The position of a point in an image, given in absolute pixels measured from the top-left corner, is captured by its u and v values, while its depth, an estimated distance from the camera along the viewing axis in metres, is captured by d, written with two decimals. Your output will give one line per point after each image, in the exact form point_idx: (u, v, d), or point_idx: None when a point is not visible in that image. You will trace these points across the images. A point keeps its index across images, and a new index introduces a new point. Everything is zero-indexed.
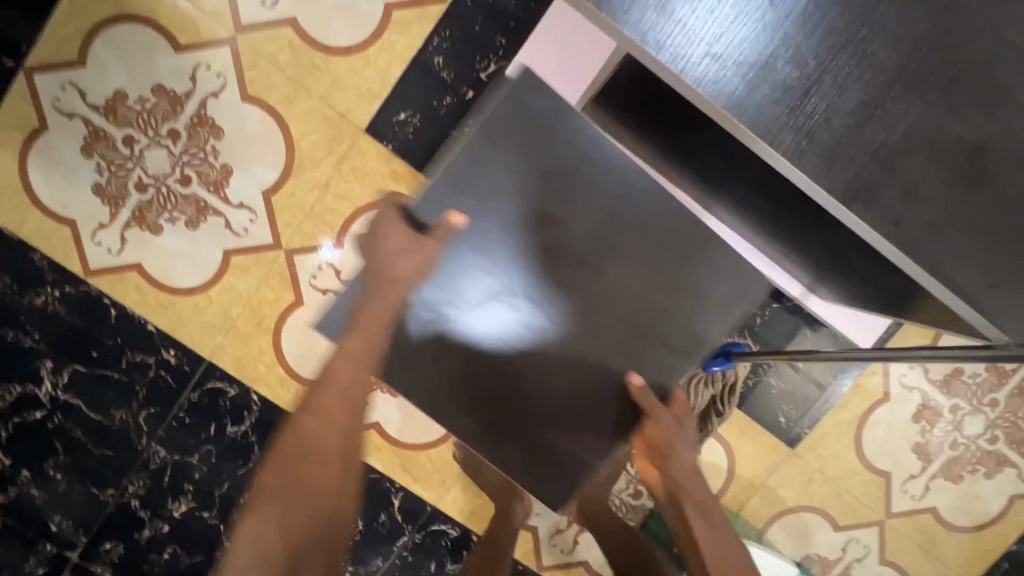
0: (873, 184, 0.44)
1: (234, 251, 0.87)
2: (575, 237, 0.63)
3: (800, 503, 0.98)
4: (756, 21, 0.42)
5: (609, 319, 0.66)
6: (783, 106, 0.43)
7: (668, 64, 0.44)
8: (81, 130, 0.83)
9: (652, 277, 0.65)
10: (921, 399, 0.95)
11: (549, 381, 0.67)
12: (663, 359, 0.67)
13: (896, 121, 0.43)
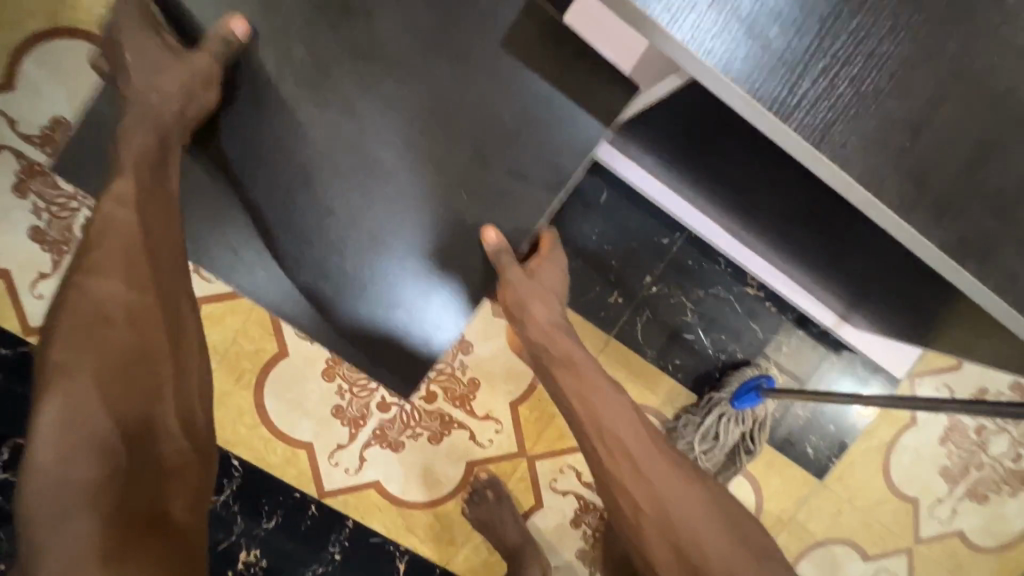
0: (989, 238, 0.37)
1: (203, 299, 0.77)
2: (388, 42, 0.53)
3: (829, 536, 0.93)
4: (856, 49, 0.35)
5: (443, 145, 0.55)
6: (888, 149, 0.36)
7: (752, 97, 0.36)
8: (13, 166, 0.71)
9: (481, 82, 0.54)
10: (947, 421, 0.92)
11: (379, 224, 0.56)
12: (511, 191, 0.56)
13: (1014, 166, 0.37)
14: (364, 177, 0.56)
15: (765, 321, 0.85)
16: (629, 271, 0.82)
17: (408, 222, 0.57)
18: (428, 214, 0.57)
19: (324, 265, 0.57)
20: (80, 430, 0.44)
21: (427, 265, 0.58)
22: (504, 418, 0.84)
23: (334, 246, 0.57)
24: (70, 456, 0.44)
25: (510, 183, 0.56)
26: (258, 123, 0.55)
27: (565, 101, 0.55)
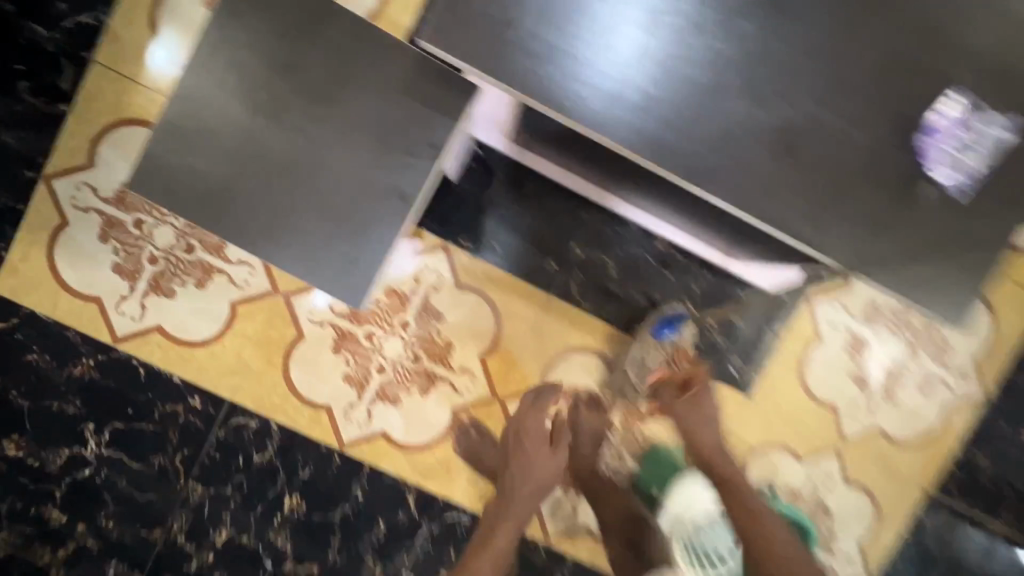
0: (710, 165, 0.62)
1: (239, 301, 1.01)
2: (306, 57, 0.64)
3: (764, 444, 1.11)
4: (597, 69, 0.61)
5: (355, 127, 0.65)
6: (631, 122, 0.62)
7: (546, 105, 0.61)
8: (97, 221, 0.98)
9: (385, 82, 0.64)
10: (848, 334, 1.10)
11: (312, 189, 0.66)
12: (410, 160, 0.66)
13: (708, 120, 0.62)
14: (297, 153, 0.65)
15: (674, 269, 1.06)
16: (559, 241, 1.04)
17: (337, 185, 0.66)
18: (351, 180, 0.66)
19: (265, 221, 0.66)
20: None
21: (357, 225, 0.66)
22: (477, 370, 1.06)
23: (276, 211, 0.66)
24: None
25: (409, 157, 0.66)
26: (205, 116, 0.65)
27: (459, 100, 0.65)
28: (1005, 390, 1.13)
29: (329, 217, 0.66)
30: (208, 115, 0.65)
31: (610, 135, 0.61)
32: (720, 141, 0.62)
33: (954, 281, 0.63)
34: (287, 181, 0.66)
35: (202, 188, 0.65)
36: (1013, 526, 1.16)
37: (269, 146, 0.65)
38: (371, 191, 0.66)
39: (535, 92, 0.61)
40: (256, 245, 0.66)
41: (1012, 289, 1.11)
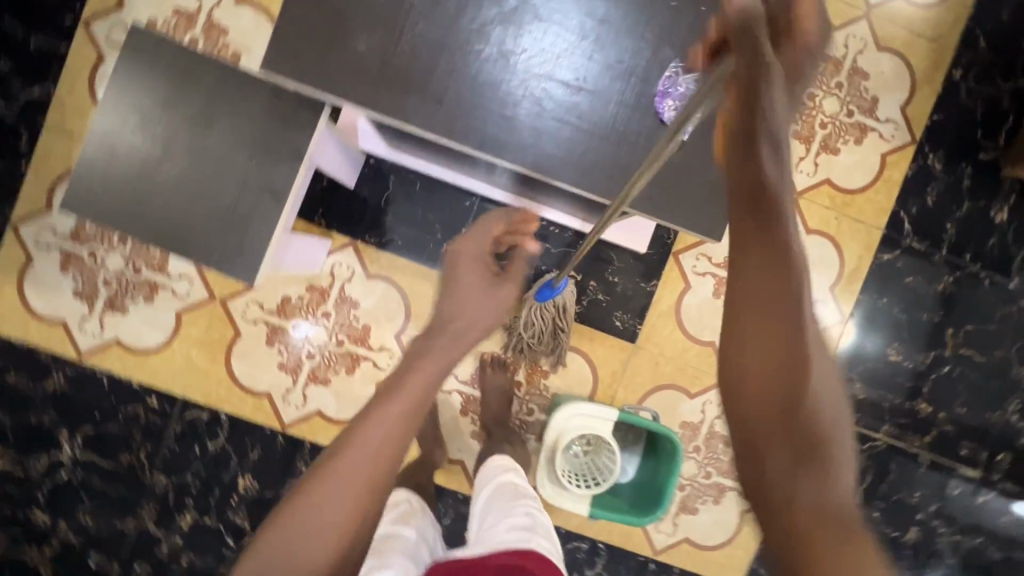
0: (495, 139, 0.78)
1: (183, 310, 1.19)
2: (194, 103, 0.84)
3: (658, 385, 1.26)
4: (394, 72, 0.77)
5: (233, 148, 0.84)
6: (425, 112, 0.77)
7: (357, 105, 0.77)
8: (57, 256, 1.17)
9: (253, 112, 0.84)
10: (715, 280, 1.26)
11: (208, 200, 0.85)
12: (280, 167, 0.85)
13: (488, 103, 0.78)
14: (193, 176, 0.85)
15: (552, 239, 1.23)
16: (450, 228, 1.21)
17: (226, 195, 0.85)
18: (235, 190, 0.85)
19: (176, 227, 0.85)
20: (355, 469, 0.65)
21: (245, 223, 0.85)
22: (394, 346, 1.22)
23: (184, 220, 0.85)
24: (345, 465, 0.65)
25: (278, 164, 0.85)
26: (120, 155, 0.84)
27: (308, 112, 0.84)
28: (862, 313, 1.29)
29: (223, 219, 0.85)
30: (119, 150, 0.84)
31: (420, 126, 0.77)
32: (499, 119, 0.78)
33: (709, 202, 0.78)
34: (186, 191, 0.85)
35: (125, 208, 0.85)
36: (892, 434, 1.32)
37: (174, 171, 0.85)
38: (251, 193, 0.85)
39: (347, 95, 0.77)
40: (172, 245, 0.85)
41: (853, 223, 1.27)
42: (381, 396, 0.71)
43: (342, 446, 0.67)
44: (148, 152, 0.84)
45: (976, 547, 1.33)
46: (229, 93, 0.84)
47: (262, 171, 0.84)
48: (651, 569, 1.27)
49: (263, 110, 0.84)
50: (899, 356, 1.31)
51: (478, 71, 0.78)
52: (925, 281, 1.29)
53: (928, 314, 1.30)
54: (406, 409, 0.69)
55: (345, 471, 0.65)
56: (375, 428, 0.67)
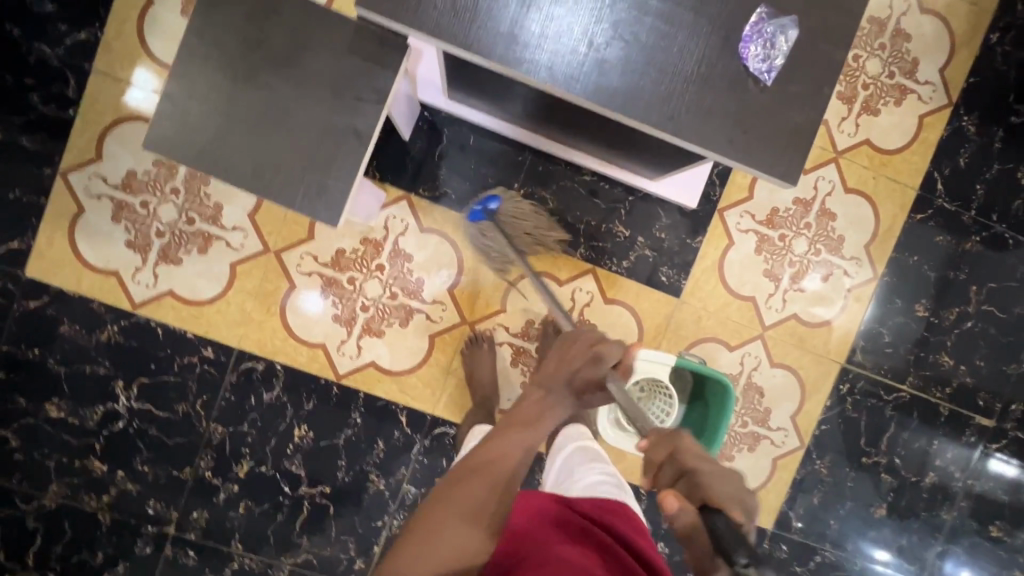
0: (581, 78, 0.79)
1: (237, 262, 1.19)
2: (276, 40, 0.83)
3: (700, 338, 1.31)
4: (484, 8, 0.77)
5: (315, 87, 0.84)
6: (514, 51, 0.78)
7: (447, 42, 0.77)
8: (109, 206, 1.16)
9: (336, 52, 0.84)
10: (757, 237, 1.30)
11: (289, 139, 0.85)
12: (362, 108, 0.85)
13: (576, 42, 0.79)
14: (275, 115, 0.84)
15: (602, 195, 1.26)
16: (503, 183, 1.23)
17: (309, 135, 0.85)
18: (318, 129, 0.85)
19: (256, 166, 0.84)
20: (455, 526, 0.69)
21: (328, 163, 0.85)
22: (446, 299, 1.25)
23: (264, 158, 0.84)
24: (448, 515, 0.70)
25: (360, 106, 0.85)
26: (199, 91, 0.83)
27: (391, 52, 0.85)
28: (894, 270, 1.35)
29: (305, 159, 0.85)
30: (198, 87, 0.83)
31: (512, 67, 0.78)
32: (586, 59, 0.79)
33: (785, 146, 0.82)
34: (267, 131, 0.84)
35: (204, 146, 0.84)
36: (916, 386, 1.39)
37: (255, 110, 0.84)
38: (333, 134, 0.85)
39: (438, 33, 0.77)
40: (250, 184, 0.85)
41: (889, 183, 1.32)
42: (484, 454, 0.78)
43: (448, 484, 0.75)
44: (228, 90, 0.84)
45: (986, 491, 1.42)
46: (311, 32, 0.84)
47: (344, 112, 0.85)
48: None
49: (344, 51, 0.84)
50: (926, 311, 1.37)
51: (566, 11, 0.78)
52: (954, 240, 1.35)
53: (954, 272, 1.36)
54: (503, 462, 0.77)
55: (448, 526, 0.69)
56: (480, 470, 0.75)
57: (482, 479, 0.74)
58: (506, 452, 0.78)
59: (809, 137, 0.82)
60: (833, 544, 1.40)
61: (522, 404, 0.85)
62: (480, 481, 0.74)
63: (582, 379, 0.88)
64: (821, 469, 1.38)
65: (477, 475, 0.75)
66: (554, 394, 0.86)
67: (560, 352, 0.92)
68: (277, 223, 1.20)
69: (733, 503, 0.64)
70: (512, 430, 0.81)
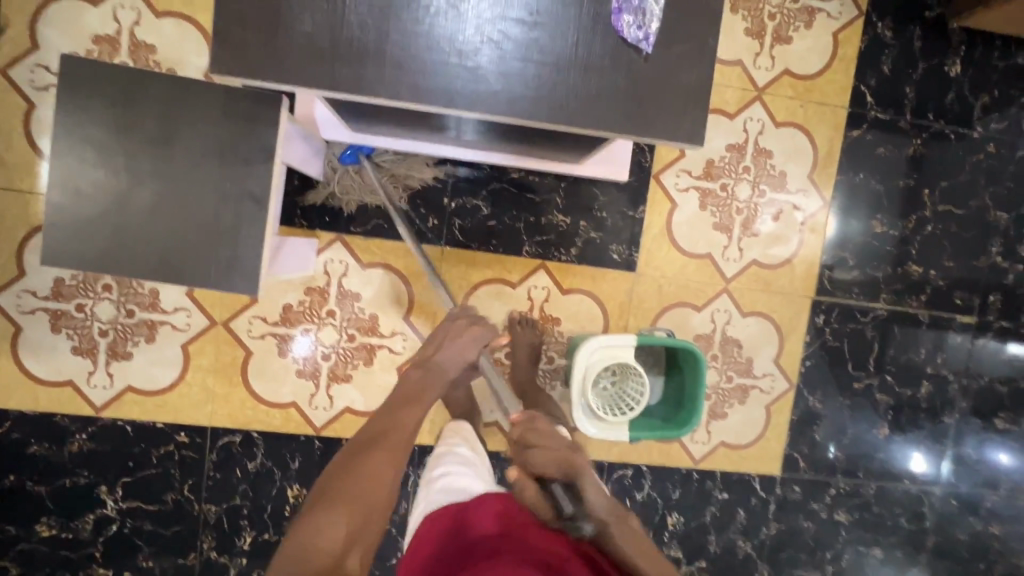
0: (458, 91, 0.77)
1: (188, 342, 1.17)
2: (151, 126, 0.81)
3: (666, 306, 1.29)
4: (343, 42, 0.74)
5: (202, 163, 0.82)
6: (385, 78, 0.75)
7: (315, 85, 0.74)
8: (45, 318, 1.14)
9: (212, 124, 0.82)
10: (699, 193, 1.28)
11: (190, 219, 0.83)
12: (254, 172, 0.83)
13: (444, 55, 0.76)
14: (169, 200, 0.82)
15: (534, 188, 1.23)
16: (432, 201, 1.21)
17: (208, 213, 0.83)
18: (215, 204, 0.83)
19: (162, 253, 0.82)
20: (357, 501, 0.71)
21: (233, 234, 0.83)
22: (404, 329, 1.23)
23: (170, 244, 0.83)
24: (346, 495, 0.71)
25: (250, 170, 0.83)
26: (86, 194, 0.81)
27: (266, 109, 0.82)
28: (843, 192, 1.33)
29: (209, 236, 0.83)
30: (84, 189, 0.81)
31: (386, 96, 0.76)
32: (460, 71, 0.76)
33: (682, 110, 0.80)
34: (163, 213, 0.82)
35: (105, 246, 0.82)
36: (891, 301, 1.36)
37: (147, 199, 0.82)
38: (231, 202, 0.83)
39: (303, 78, 0.74)
40: (160, 273, 0.83)
41: (818, 107, 1.29)
42: (378, 427, 0.80)
43: (344, 467, 0.75)
44: (115, 185, 0.81)
45: (982, 386, 1.41)
46: (184, 109, 0.81)
47: (237, 182, 0.83)
48: (695, 478, 1.34)
49: (221, 120, 0.82)
50: (885, 226, 1.34)
51: (427, 26, 0.75)
52: (895, 148, 1.33)
53: (903, 181, 1.34)
54: (396, 438, 0.79)
55: (342, 500, 0.70)
56: (371, 449, 0.76)
57: (379, 453, 0.76)
58: (398, 424, 0.81)
59: (704, 96, 0.80)
60: (844, 473, 1.40)
61: (405, 382, 0.88)
62: (376, 455, 0.76)
63: (460, 357, 0.91)
64: (815, 404, 1.37)
65: (372, 448, 0.77)
66: (432, 375, 0.89)
67: (434, 338, 0.94)
68: (217, 294, 1.18)
69: (559, 463, 0.69)
70: (401, 409, 0.83)
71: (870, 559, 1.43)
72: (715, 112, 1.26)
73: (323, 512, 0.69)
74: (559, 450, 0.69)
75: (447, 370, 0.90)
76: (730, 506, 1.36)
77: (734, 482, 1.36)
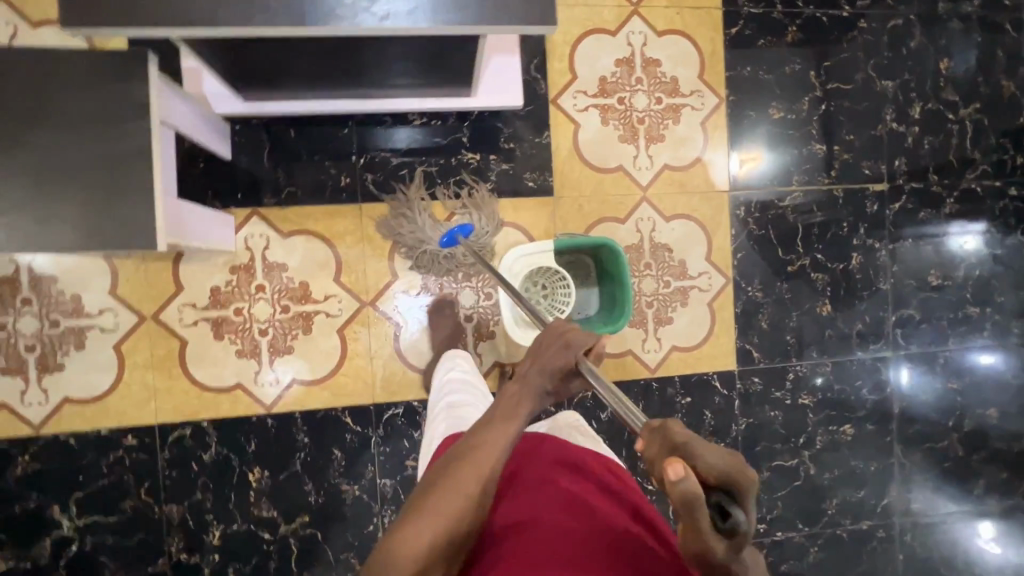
0: (309, 11, 0.79)
1: (120, 342, 1.16)
2: (16, 98, 0.81)
3: (589, 223, 1.32)
4: None
5: (76, 128, 0.83)
6: (235, 9, 0.78)
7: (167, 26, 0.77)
8: None
9: (79, 88, 0.83)
10: (598, 110, 1.32)
11: (71, 184, 0.83)
12: (131, 129, 0.85)
13: None
14: (49, 169, 0.82)
15: (438, 131, 1.26)
16: (340, 160, 1.23)
17: (93, 176, 0.83)
18: (97, 166, 0.84)
19: (53, 222, 0.82)
20: (440, 524, 0.64)
21: (122, 193, 0.85)
22: (338, 291, 1.24)
23: (59, 213, 0.83)
24: (430, 515, 0.65)
25: (129, 130, 0.85)
26: None
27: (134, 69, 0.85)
28: (735, 87, 1.38)
29: (98, 198, 0.84)
30: None
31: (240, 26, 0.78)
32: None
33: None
34: (45, 184, 0.82)
35: None
36: (804, 182, 1.42)
37: (25, 171, 0.81)
38: (115, 163, 0.84)
39: (155, 22, 0.77)
40: (54, 241, 0.83)
41: (693, 12, 1.36)
42: (466, 445, 0.70)
43: (429, 486, 0.67)
44: None
45: (910, 249, 1.47)
46: (47, 79, 0.82)
47: (117, 142, 0.84)
48: (655, 387, 1.36)
49: (87, 84, 0.83)
50: (782, 111, 1.40)
51: None
52: (774, 38, 1.39)
53: (789, 67, 1.40)
54: (483, 460, 0.68)
55: (423, 524, 0.64)
56: (457, 472, 0.67)
57: (469, 477, 0.67)
58: (489, 443, 0.70)
59: None
60: (799, 356, 1.42)
61: (501, 394, 0.75)
62: (464, 481, 0.67)
63: (560, 367, 0.75)
64: (756, 294, 1.40)
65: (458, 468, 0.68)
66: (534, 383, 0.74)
67: (535, 346, 0.78)
68: (142, 289, 1.17)
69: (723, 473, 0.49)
70: (497, 425, 0.71)
71: (843, 437, 1.44)
72: (597, 31, 1.32)
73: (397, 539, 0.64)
74: (732, 461, 0.49)
75: (547, 378, 0.75)
76: (696, 409, 1.37)
77: (694, 384, 1.37)
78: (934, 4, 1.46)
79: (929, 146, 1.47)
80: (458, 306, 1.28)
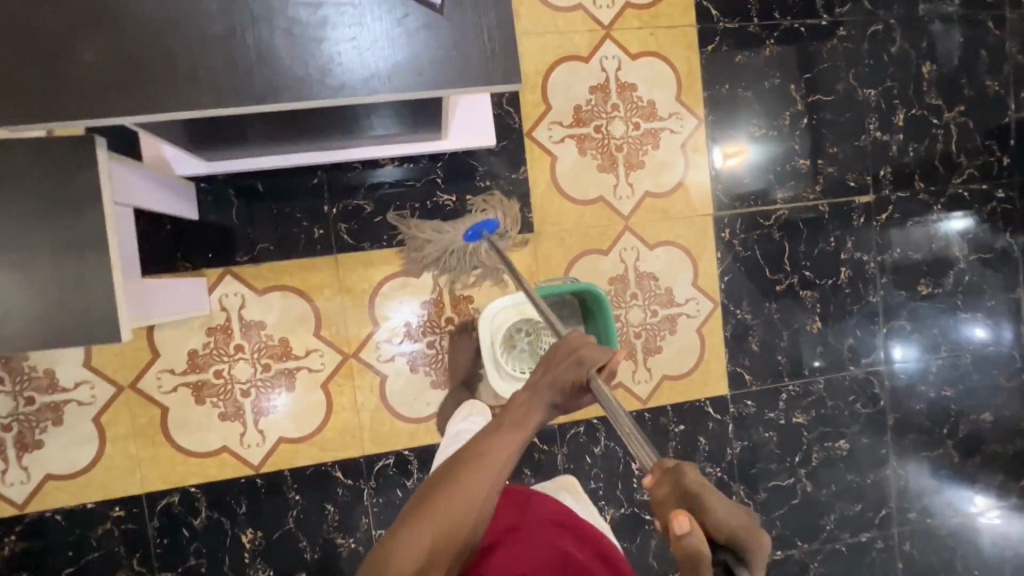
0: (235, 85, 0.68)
1: (99, 414, 1.14)
2: None
3: (572, 258, 1.29)
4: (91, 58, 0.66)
5: (28, 221, 0.79)
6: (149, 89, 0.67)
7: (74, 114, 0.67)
8: None
9: (26, 180, 0.79)
10: (575, 140, 1.29)
11: (26, 280, 0.79)
12: (84, 217, 0.81)
13: (209, 49, 0.67)
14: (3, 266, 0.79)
15: (411, 174, 1.23)
16: (312, 212, 1.20)
17: (48, 269, 0.80)
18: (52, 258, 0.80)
19: (11, 321, 0.79)
20: (440, 531, 0.59)
21: (80, 284, 0.81)
22: (320, 346, 1.21)
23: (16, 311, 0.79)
24: (431, 524, 0.59)
25: (81, 217, 0.81)
26: None
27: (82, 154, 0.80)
28: (714, 106, 1.35)
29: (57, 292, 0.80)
30: None
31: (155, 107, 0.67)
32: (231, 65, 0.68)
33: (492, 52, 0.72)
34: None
35: None
36: (789, 198, 1.39)
37: None
38: (69, 254, 0.81)
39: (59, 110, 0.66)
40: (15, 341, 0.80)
41: (668, 32, 1.32)
42: (472, 449, 0.64)
43: (434, 489, 0.62)
44: None
45: (898, 259, 1.45)
46: None
47: (70, 231, 0.81)
48: (648, 417, 1.35)
49: (35, 175, 0.79)
50: (763, 127, 1.37)
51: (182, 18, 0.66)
52: (752, 53, 1.35)
53: (769, 81, 1.37)
54: (489, 467, 0.62)
55: (425, 529, 0.59)
56: (462, 477, 0.61)
57: (474, 482, 0.61)
58: (497, 450, 0.63)
59: (511, 34, 0.72)
60: (791, 375, 1.41)
61: (510, 402, 0.68)
62: (475, 477, 0.62)
63: (574, 381, 0.67)
64: (745, 316, 1.38)
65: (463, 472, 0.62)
66: (545, 393, 0.67)
67: (550, 356, 0.70)
68: (117, 358, 1.14)
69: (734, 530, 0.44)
70: (507, 430, 0.65)
71: (838, 453, 1.44)
72: (569, 59, 1.28)
73: (401, 538, 0.58)
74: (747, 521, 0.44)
75: (556, 392, 0.68)
76: (690, 436, 1.36)
77: (687, 412, 1.36)
78: (914, 6, 1.42)
79: (915, 153, 1.44)
80: (443, 351, 1.25)
